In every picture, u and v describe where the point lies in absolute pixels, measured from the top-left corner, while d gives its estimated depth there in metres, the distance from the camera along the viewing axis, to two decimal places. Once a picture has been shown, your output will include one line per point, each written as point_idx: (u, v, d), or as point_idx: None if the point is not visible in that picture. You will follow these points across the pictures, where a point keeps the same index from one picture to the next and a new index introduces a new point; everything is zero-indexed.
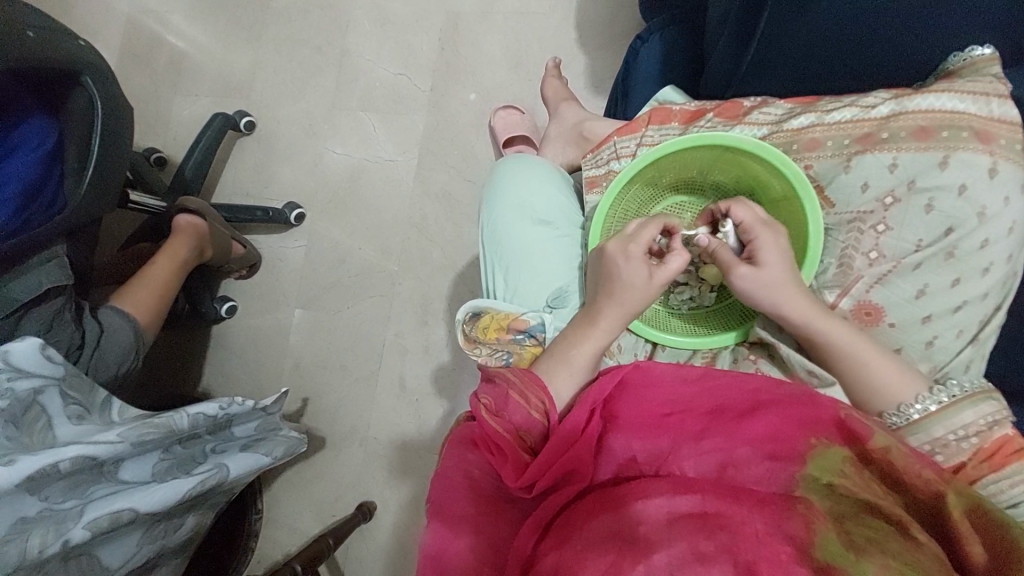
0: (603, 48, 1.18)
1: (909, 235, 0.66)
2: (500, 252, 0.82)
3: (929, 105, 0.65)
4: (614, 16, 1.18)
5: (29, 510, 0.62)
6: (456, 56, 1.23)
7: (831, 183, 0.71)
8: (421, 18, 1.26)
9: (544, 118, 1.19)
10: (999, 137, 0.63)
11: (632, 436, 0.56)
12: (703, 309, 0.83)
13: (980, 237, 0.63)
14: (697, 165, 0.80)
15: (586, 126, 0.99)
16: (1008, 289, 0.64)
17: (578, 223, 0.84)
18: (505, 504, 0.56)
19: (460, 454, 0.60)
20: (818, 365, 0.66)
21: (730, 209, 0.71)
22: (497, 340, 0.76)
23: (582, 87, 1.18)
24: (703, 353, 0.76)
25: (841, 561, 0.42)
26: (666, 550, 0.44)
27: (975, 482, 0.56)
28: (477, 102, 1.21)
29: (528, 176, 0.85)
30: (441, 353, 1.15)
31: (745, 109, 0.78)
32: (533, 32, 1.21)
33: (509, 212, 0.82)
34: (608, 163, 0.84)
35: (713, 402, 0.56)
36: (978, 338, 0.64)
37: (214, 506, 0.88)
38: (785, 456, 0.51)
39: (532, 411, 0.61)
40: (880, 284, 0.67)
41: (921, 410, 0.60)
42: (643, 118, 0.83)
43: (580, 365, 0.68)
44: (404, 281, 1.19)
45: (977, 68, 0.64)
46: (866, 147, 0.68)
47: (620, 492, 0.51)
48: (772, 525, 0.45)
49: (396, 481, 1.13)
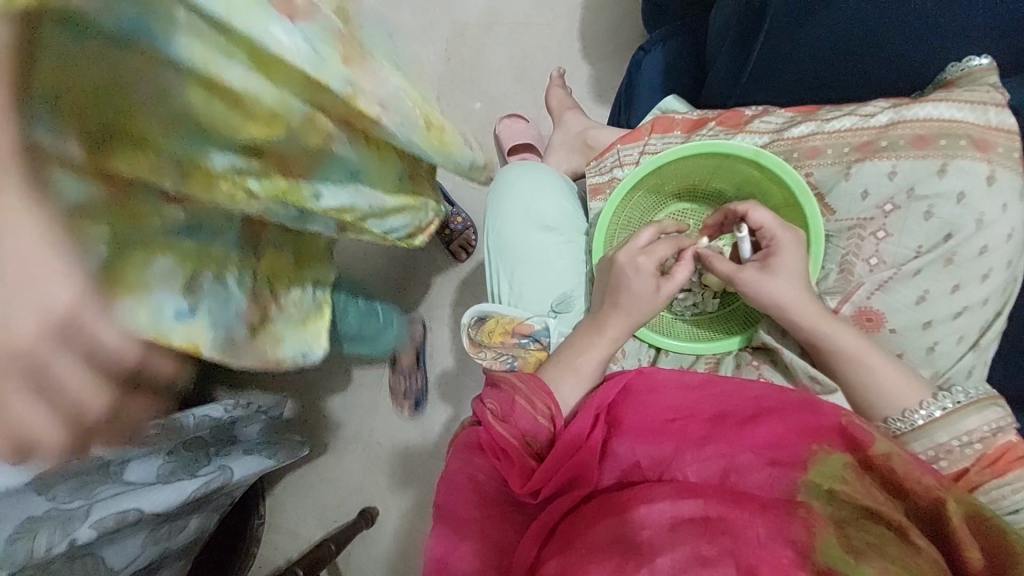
0: (606, 58, 1.20)
1: (909, 241, 0.67)
2: (507, 257, 0.83)
3: (928, 114, 0.66)
4: (618, 27, 1.20)
5: (37, 509, 0.61)
6: (462, 66, 1.25)
7: (831, 191, 0.72)
8: (427, 28, 1.27)
9: (549, 126, 1.21)
10: (997, 145, 0.64)
11: (634, 441, 0.56)
12: (706, 314, 0.84)
13: (979, 243, 0.64)
14: (701, 172, 0.81)
15: (589, 135, 1.00)
16: (1008, 294, 0.65)
17: (583, 229, 0.85)
18: (508, 507, 0.57)
19: (465, 458, 0.60)
20: (821, 372, 0.67)
21: (747, 214, 0.71)
22: (502, 343, 0.76)
23: (585, 96, 1.20)
24: (707, 358, 0.77)
25: (841, 564, 0.43)
26: (669, 554, 0.45)
27: (977, 488, 0.57)
28: (483, 111, 1.23)
29: (535, 183, 0.86)
30: (445, 358, 1.16)
31: (747, 117, 0.79)
32: (538, 42, 1.23)
33: (516, 219, 0.83)
34: (611, 171, 0.85)
35: (716, 407, 0.57)
36: (978, 344, 0.65)
37: (217, 508, 0.88)
38: (787, 462, 0.51)
39: (538, 416, 0.62)
40: (880, 291, 0.67)
41: (925, 415, 0.61)
42: (646, 127, 0.84)
43: (583, 370, 0.68)
44: (408, 287, 1.20)
45: (975, 78, 0.66)
46: (866, 155, 0.70)
47: (622, 497, 0.51)
48: (773, 528, 0.46)
49: (399, 489, 1.14)
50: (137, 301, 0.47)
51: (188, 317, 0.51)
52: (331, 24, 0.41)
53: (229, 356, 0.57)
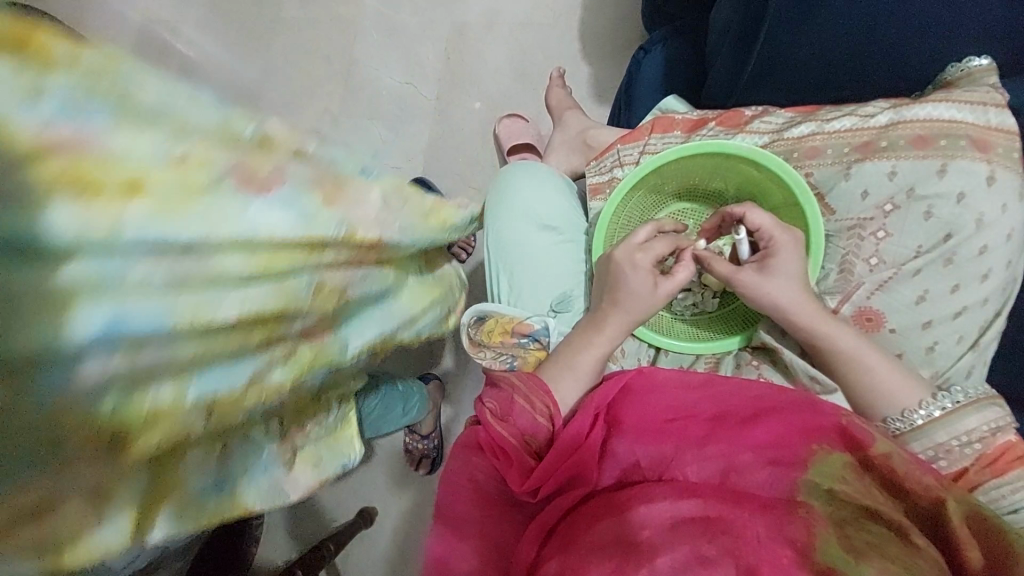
0: (606, 58, 1.20)
1: (909, 241, 0.67)
2: (506, 257, 0.83)
3: (927, 114, 0.66)
4: (618, 27, 1.20)
5: None
6: (461, 66, 1.25)
7: (831, 191, 0.72)
8: (428, 28, 1.27)
9: (549, 126, 1.21)
10: (997, 145, 0.64)
11: (635, 441, 0.56)
12: (706, 314, 0.84)
13: (979, 243, 0.64)
14: (701, 172, 0.82)
15: (589, 135, 1.00)
16: (1008, 294, 0.65)
17: (583, 228, 0.85)
18: (507, 506, 0.57)
19: (465, 457, 0.60)
20: (821, 372, 0.67)
21: (745, 215, 0.70)
22: (501, 343, 0.75)
23: (585, 96, 1.20)
24: (706, 358, 0.77)
25: (840, 563, 0.43)
26: (669, 554, 0.45)
27: (976, 488, 0.57)
28: (482, 111, 1.23)
29: (534, 183, 0.86)
30: (444, 358, 1.16)
31: (747, 118, 0.78)
32: (538, 42, 1.23)
33: (515, 219, 0.84)
34: (611, 171, 0.85)
35: (716, 408, 0.57)
36: (978, 344, 0.64)
37: None
38: (787, 462, 0.51)
39: (538, 416, 0.62)
40: (880, 291, 0.67)
41: (925, 415, 0.61)
42: (646, 127, 0.84)
43: (582, 368, 0.69)
44: None
45: (974, 78, 0.66)
46: (865, 155, 0.70)
47: (622, 497, 0.51)
48: (773, 529, 0.46)
49: (398, 488, 1.14)
50: (173, 515, 0.38)
51: (222, 492, 0.42)
52: (306, 174, 0.37)
53: (281, 503, 0.50)
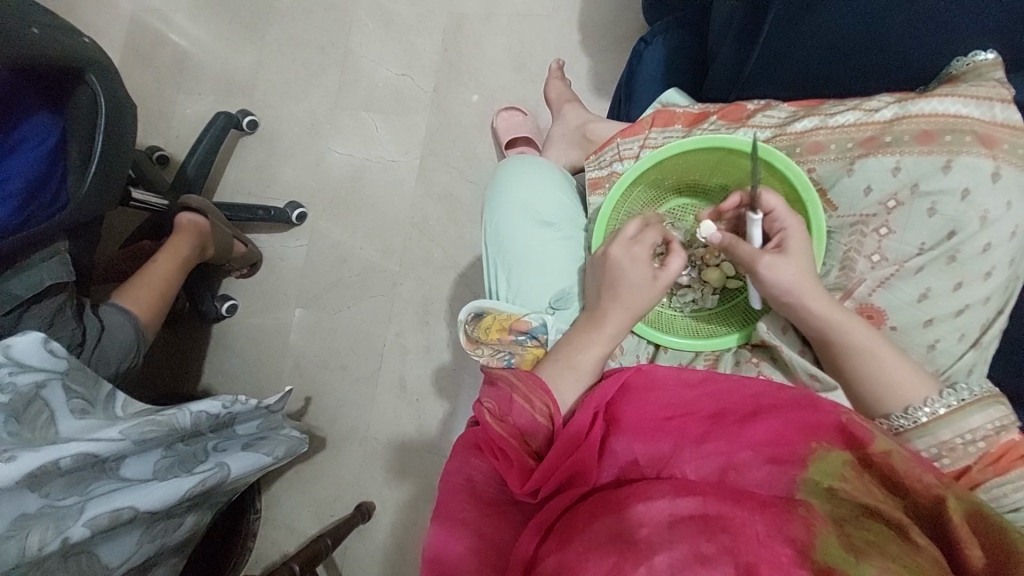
0: (605, 50, 1.18)
1: (912, 238, 0.66)
2: (504, 251, 0.81)
3: (933, 109, 0.65)
4: (618, 16, 1.18)
5: (30, 505, 0.62)
6: (458, 58, 1.24)
7: (834, 187, 0.71)
8: (424, 19, 1.26)
9: (548, 119, 1.19)
10: (1003, 142, 0.63)
11: (633, 438, 0.55)
12: (706, 310, 0.83)
13: (983, 240, 0.63)
14: (702, 166, 0.80)
15: (588, 129, 1.00)
16: (1008, 293, 0.65)
17: (581, 226, 0.84)
18: (506, 507, 0.57)
19: (464, 459, 0.60)
20: (834, 377, 0.65)
21: (760, 195, 0.69)
22: (499, 340, 0.75)
23: (584, 89, 1.18)
24: (705, 355, 0.76)
25: (842, 563, 0.42)
26: (667, 552, 0.44)
27: (979, 486, 0.57)
28: (479, 103, 1.21)
29: (534, 179, 0.84)
30: (442, 353, 1.15)
31: (748, 111, 0.78)
32: (536, 33, 1.21)
33: (514, 213, 0.82)
34: (611, 164, 0.84)
35: (715, 406, 0.56)
36: (979, 343, 0.64)
37: (213, 505, 0.88)
38: (786, 459, 0.50)
39: (536, 415, 0.62)
40: (882, 288, 0.66)
41: (928, 413, 0.60)
42: (646, 120, 0.83)
43: (583, 368, 0.68)
44: (405, 281, 1.19)
45: (979, 73, 0.65)
46: (868, 150, 0.69)
47: (622, 494, 0.50)
48: (773, 527, 0.45)
49: (396, 482, 1.14)
50: None
51: None
52: None
53: None
